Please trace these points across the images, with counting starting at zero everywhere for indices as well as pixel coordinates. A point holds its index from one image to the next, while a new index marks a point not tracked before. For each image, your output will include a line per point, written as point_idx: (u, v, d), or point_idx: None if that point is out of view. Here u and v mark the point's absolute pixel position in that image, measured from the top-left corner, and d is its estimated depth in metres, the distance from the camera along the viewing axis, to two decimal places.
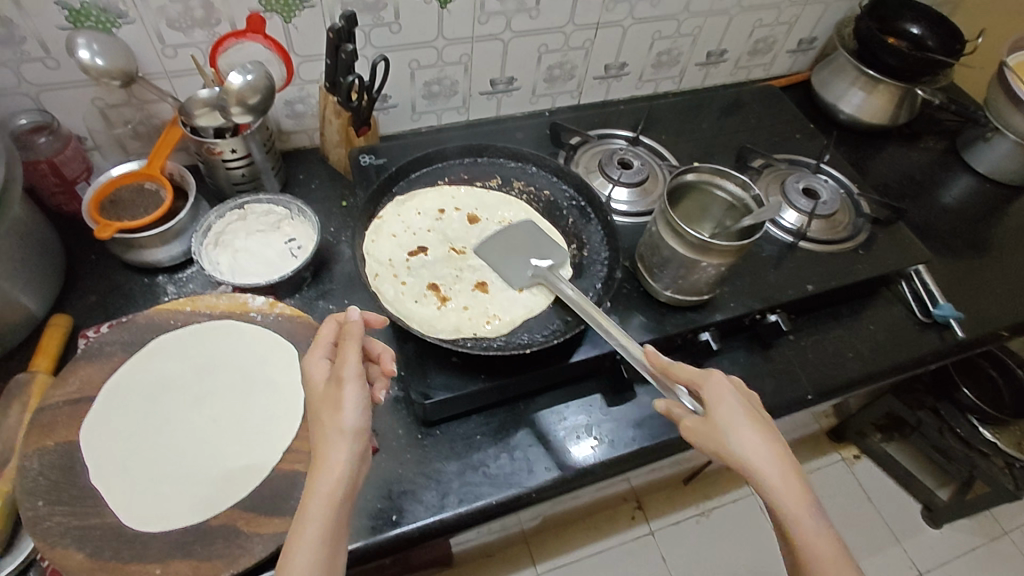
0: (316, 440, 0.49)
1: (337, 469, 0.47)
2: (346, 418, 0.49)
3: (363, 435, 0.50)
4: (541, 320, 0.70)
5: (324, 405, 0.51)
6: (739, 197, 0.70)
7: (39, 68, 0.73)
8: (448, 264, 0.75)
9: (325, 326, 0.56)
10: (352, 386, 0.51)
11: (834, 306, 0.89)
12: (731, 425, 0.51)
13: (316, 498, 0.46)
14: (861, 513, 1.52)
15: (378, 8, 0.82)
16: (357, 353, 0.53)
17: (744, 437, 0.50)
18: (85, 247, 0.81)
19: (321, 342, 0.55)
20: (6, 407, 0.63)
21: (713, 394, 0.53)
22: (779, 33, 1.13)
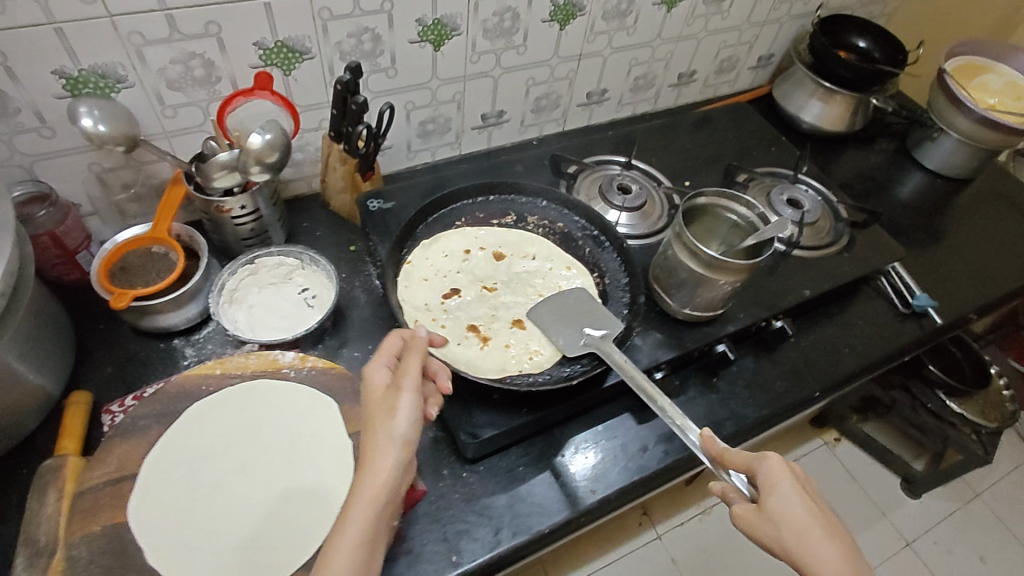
0: (367, 443, 0.53)
1: (385, 469, 0.51)
2: (397, 426, 0.53)
3: (410, 444, 0.53)
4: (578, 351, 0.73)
5: (378, 408, 0.54)
6: (745, 217, 0.76)
7: (33, 138, 0.70)
8: (481, 304, 0.76)
9: (392, 337, 0.59)
10: (408, 396, 0.54)
11: (826, 305, 0.96)
12: (784, 519, 0.50)
13: (359, 497, 0.49)
14: (848, 493, 1.60)
15: (375, 54, 0.83)
16: (416, 367, 0.57)
17: (797, 533, 0.49)
18: (92, 317, 0.79)
19: (387, 351, 0.59)
20: (40, 496, 0.60)
21: (766, 482, 0.52)
22: (741, 52, 1.21)
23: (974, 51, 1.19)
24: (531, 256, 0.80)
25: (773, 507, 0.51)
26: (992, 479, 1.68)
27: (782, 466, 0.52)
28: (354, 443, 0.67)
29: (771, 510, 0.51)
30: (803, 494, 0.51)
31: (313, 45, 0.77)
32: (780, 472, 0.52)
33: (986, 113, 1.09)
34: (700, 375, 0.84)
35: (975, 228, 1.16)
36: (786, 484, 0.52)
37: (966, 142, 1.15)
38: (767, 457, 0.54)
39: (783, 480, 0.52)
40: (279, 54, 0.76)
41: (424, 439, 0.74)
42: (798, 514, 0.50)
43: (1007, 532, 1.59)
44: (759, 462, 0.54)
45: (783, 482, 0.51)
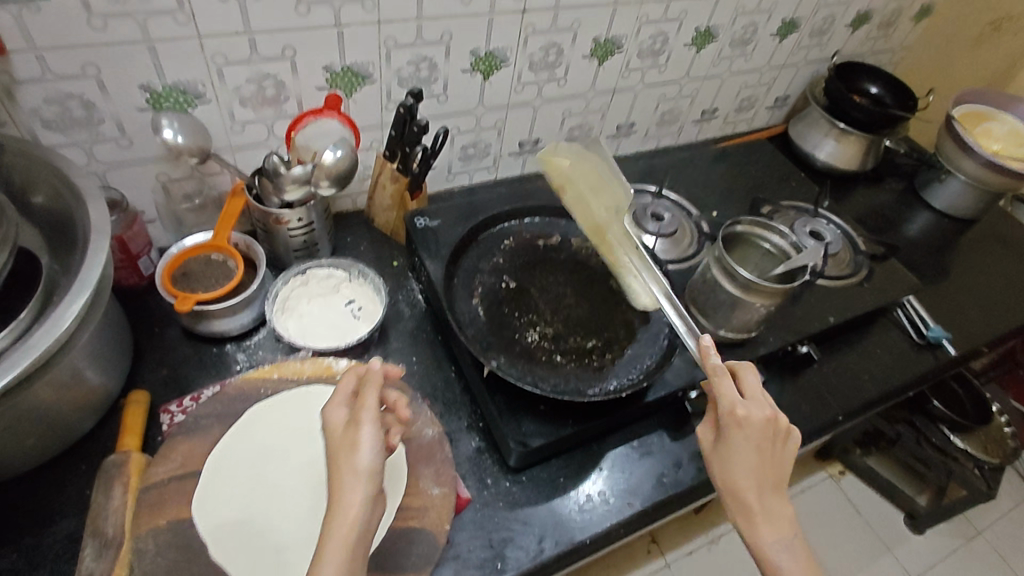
0: (333, 479, 0.52)
1: (354, 507, 0.51)
2: (361, 460, 0.52)
3: (375, 477, 0.53)
4: (633, 359, 0.76)
5: (341, 445, 0.54)
6: (779, 246, 0.81)
7: (111, 147, 0.74)
8: (546, 306, 0.80)
9: (345, 375, 0.59)
10: (368, 429, 0.54)
11: (846, 334, 1.00)
12: (743, 429, 0.60)
13: (333, 538, 0.49)
14: (850, 527, 1.59)
15: (430, 81, 0.88)
16: (375, 398, 0.56)
17: (744, 474, 0.60)
18: (148, 320, 0.82)
19: (342, 390, 0.58)
20: (107, 490, 0.62)
21: (749, 425, 0.60)
22: (760, 92, 1.27)
23: (978, 100, 1.27)
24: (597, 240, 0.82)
25: (745, 419, 0.60)
26: (994, 515, 1.69)
27: (765, 423, 0.59)
28: (407, 447, 0.69)
29: (735, 447, 0.61)
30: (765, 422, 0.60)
31: (375, 70, 0.82)
32: (754, 399, 0.62)
33: (991, 157, 1.16)
34: None
35: (981, 266, 1.21)
36: (754, 408, 0.61)
37: (972, 185, 1.22)
38: (763, 408, 0.61)
39: (754, 405, 0.61)
40: (344, 78, 0.81)
41: (468, 448, 0.77)
42: (752, 461, 0.60)
43: (1009, 568, 1.59)
44: (753, 407, 0.61)
45: (755, 406, 0.61)
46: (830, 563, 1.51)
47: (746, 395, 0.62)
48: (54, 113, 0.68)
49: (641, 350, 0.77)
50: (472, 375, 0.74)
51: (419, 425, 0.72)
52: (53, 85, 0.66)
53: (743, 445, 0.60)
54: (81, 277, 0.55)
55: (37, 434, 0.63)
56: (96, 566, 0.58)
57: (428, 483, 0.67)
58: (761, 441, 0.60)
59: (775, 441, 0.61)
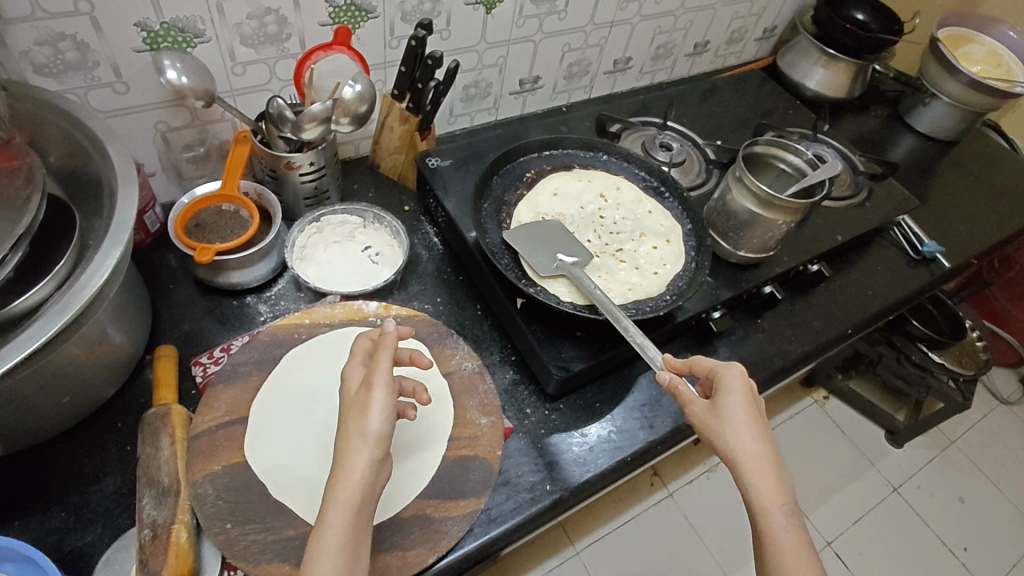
0: (340, 439, 0.49)
1: (357, 470, 0.47)
2: (370, 422, 0.49)
3: (386, 441, 0.50)
4: (669, 281, 0.77)
5: (351, 408, 0.50)
6: (795, 165, 0.83)
7: (107, 94, 0.70)
8: (579, 235, 0.82)
9: (361, 336, 0.57)
10: (379, 390, 0.50)
11: (847, 253, 1.03)
12: (730, 415, 0.54)
13: (336, 499, 0.47)
14: (836, 445, 1.67)
15: (432, 16, 0.85)
16: (389, 358, 0.53)
17: (738, 432, 0.53)
18: (161, 277, 0.79)
19: (359, 350, 0.56)
20: (154, 441, 0.60)
21: (726, 385, 0.56)
22: (749, 24, 1.27)
23: (957, 22, 1.30)
24: (620, 191, 0.86)
25: (728, 404, 0.54)
26: (967, 427, 1.79)
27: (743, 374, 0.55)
28: (449, 381, 0.71)
29: (722, 409, 0.54)
30: (751, 402, 0.55)
31: (378, 4, 0.79)
32: (734, 383, 0.56)
33: (974, 76, 1.19)
34: (746, 317, 0.91)
35: (964, 186, 1.26)
36: (737, 391, 0.55)
37: (955, 106, 1.25)
38: (733, 365, 0.57)
39: (737, 386, 0.55)
40: (347, 12, 0.77)
41: (504, 381, 0.78)
42: (741, 419, 0.54)
43: (980, 473, 1.70)
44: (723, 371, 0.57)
45: (737, 388, 0.55)
46: (818, 479, 1.60)
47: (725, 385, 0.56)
48: (47, 55, 0.64)
49: (675, 271, 0.78)
50: (506, 307, 0.74)
51: (458, 359, 0.72)
52: (44, 24, 0.62)
53: (724, 405, 0.55)
54: (116, 218, 0.53)
55: (70, 392, 0.61)
56: (159, 512, 0.56)
57: (474, 414, 0.68)
58: (745, 398, 0.55)
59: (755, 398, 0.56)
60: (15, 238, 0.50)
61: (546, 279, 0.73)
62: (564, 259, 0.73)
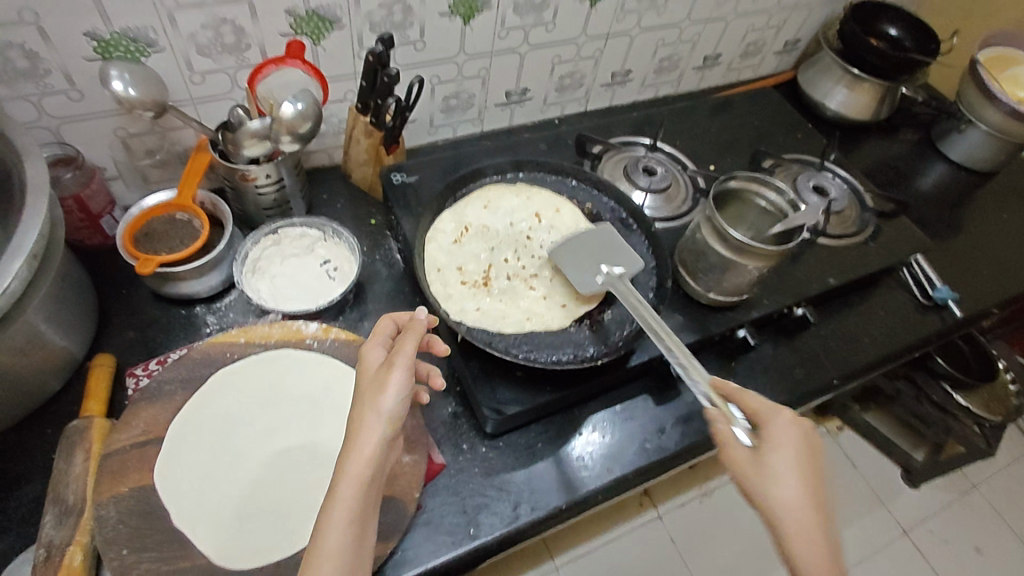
0: (353, 417, 0.51)
1: (370, 446, 0.49)
2: (385, 400, 0.50)
3: (397, 421, 0.51)
4: (608, 325, 0.74)
5: (369, 385, 0.52)
6: (774, 203, 0.76)
7: (61, 100, 0.70)
8: (498, 254, 0.81)
9: (384, 321, 0.59)
10: (399, 370, 0.52)
11: (847, 293, 0.94)
12: (777, 468, 0.51)
13: (347, 473, 0.48)
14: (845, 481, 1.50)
15: (404, 26, 0.82)
16: (413, 344, 0.54)
17: (783, 484, 0.50)
18: (115, 282, 0.79)
19: (381, 335, 0.58)
20: (69, 456, 0.61)
21: (777, 437, 0.53)
22: (768, 36, 1.19)
23: (1005, 42, 1.18)
24: (560, 213, 0.83)
25: (772, 455, 0.52)
26: (993, 473, 1.64)
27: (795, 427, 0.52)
28: None
29: (768, 464, 0.52)
30: (802, 454, 0.52)
31: (344, 15, 0.76)
32: (787, 430, 0.54)
33: (1017, 106, 1.07)
34: (719, 360, 0.84)
35: (997, 223, 1.14)
36: (789, 440, 0.53)
37: (994, 136, 1.14)
38: (783, 413, 0.55)
39: (790, 436, 0.53)
40: (309, 22, 0.75)
41: (443, 414, 0.75)
42: (789, 471, 0.51)
43: (1000, 520, 1.55)
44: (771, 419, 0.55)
45: (788, 437, 0.53)
46: None
47: (775, 434, 0.54)
48: None
49: (619, 316, 0.74)
50: (448, 341, 0.72)
51: None
52: None
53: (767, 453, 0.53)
54: (15, 241, 0.53)
55: None
56: (57, 533, 0.57)
57: (397, 451, 0.66)
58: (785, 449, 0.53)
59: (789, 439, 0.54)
60: None
61: (444, 297, 0.74)
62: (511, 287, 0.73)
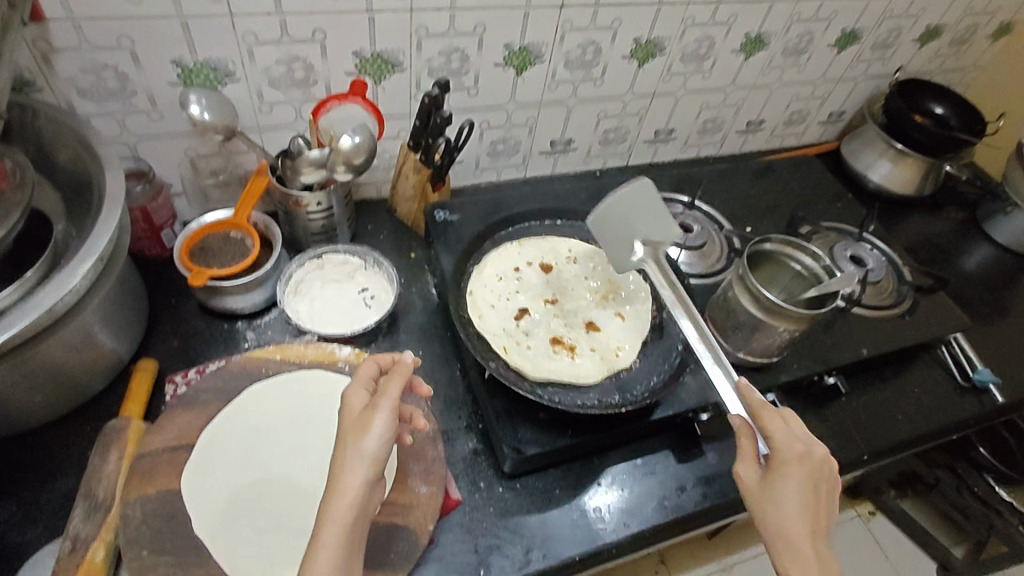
0: (336, 458, 0.52)
1: (353, 490, 0.50)
2: (369, 443, 0.51)
3: (380, 462, 0.52)
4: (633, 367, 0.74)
5: (352, 428, 0.53)
6: (808, 267, 0.78)
7: (143, 119, 0.76)
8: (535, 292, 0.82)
9: (368, 362, 0.59)
10: (381, 413, 0.53)
11: (880, 368, 0.93)
12: (782, 503, 0.52)
13: (330, 518, 0.49)
14: (876, 573, 1.31)
15: (461, 73, 0.87)
16: (397, 387, 0.55)
17: (784, 513, 0.52)
18: (166, 291, 0.83)
19: (364, 376, 0.58)
20: (104, 453, 0.63)
21: (789, 465, 0.53)
22: (812, 106, 1.21)
23: None
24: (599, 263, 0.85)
25: (780, 487, 0.53)
26: None
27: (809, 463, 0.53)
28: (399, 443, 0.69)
29: (779, 491, 0.52)
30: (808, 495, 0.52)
31: (405, 59, 0.81)
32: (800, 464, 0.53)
33: None
34: None
35: None
36: (798, 475, 0.53)
37: None
38: (810, 448, 0.54)
39: (799, 473, 0.53)
40: (373, 64, 0.80)
41: (463, 450, 0.75)
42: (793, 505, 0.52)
43: None
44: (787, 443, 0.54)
45: (798, 472, 0.53)
46: None
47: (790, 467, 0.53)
48: (90, 82, 0.70)
49: (649, 365, 0.74)
50: (474, 377, 0.73)
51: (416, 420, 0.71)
52: (89, 55, 0.68)
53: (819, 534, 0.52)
54: (89, 243, 0.58)
55: (44, 392, 0.64)
56: (84, 527, 0.59)
57: (415, 481, 0.67)
58: (802, 510, 0.52)
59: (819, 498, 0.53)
60: None
61: (482, 322, 0.75)
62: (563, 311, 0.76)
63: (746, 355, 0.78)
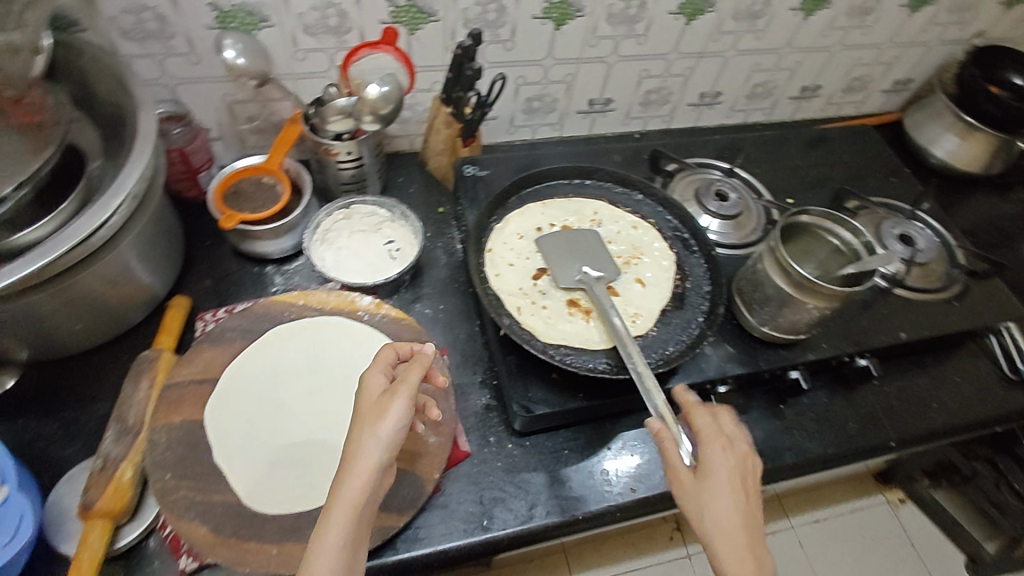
0: (352, 441, 0.52)
1: (365, 472, 0.50)
2: (384, 426, 0.52)
3: (394, 447, 0.52)
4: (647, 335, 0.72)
5: (369, 411, 0.53)
6: (847, 242, 0.74)
7: (181, 63, 0.77)
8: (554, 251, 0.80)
9: (386, 349, 0.59)
10: (400, 398, 0.53)
11: (919, 354, 0.88)
12: (714, 500, 0.52)
13: (341, 499, 0.49)
14: (899, 560, 1.28)
15: (498, 25, 0.84)
16: (418, 373, 0.55)
17: (716, 509, 0.52)
18: (202, 232, 0.86)
19: (382, 361, 0.58)
20: (136, 381, 0.67)
21: (714, 459, 0.55)
22: (876, 72, 1.12)
23: None
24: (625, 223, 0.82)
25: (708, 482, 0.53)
26: None
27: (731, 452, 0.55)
28: None
29: (708, 486, 0.53)
30: (734, 489, 0.53)
31: (440, 8, 0.80)
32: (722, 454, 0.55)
33: None
34: (765, 401, 0.80)
35: None
36: (723, 470, 0.54)
37: None
38: (721, 440, 0.56)
39: (723, 465, 0.54)
40: (407, 13, 0.79)
41: (477, 404, 0.76)
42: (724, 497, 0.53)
43: None
44: (711, 443, 0.56)
45: (722, 464, 0.54)
46: None
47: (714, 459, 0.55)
48: (131, 23, 0.72)
49: (666, 334, 0.72)
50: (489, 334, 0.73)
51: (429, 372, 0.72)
52: None
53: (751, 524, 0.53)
54: (119, 181, 0.60)
55: (84, 320, 0.68)
56: (114, 447, 0.62)
57: (425, 430, 0.68)
58: (734, 503, 0.52)
59: (744, 488, 0.54)
60: (28, 180, 0.57)
61: (498, 283, 0.74)
62: (588, 273, 0.74)
63: (770, 331, 0.75)
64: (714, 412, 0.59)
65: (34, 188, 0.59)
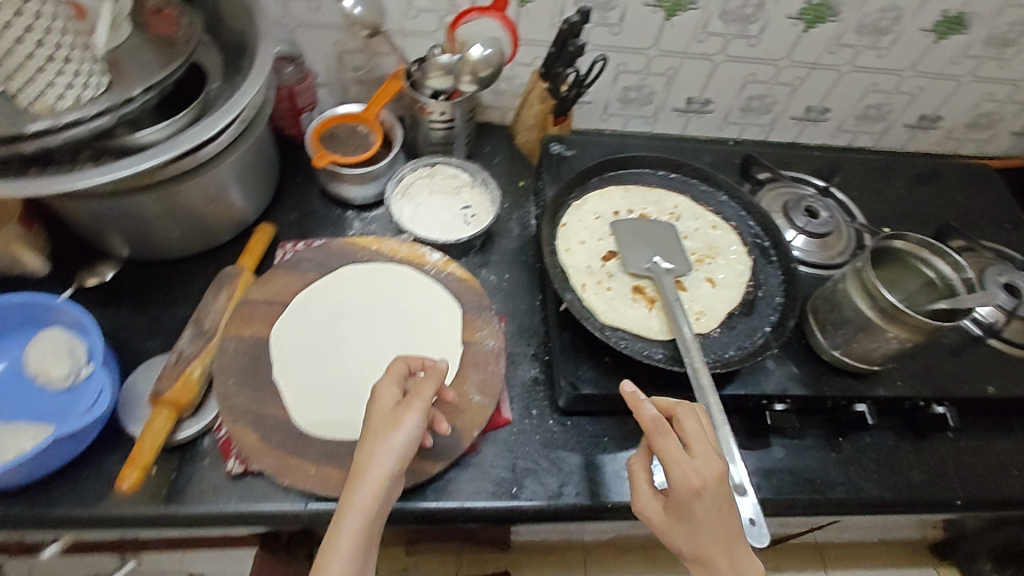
0: (364, 451, 0.54)
1: (377, 482, 0.52)
2: (399, 438, 0.54)
3: (406, 457, 0.54)
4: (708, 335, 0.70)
5: (384, 422, 0.55)
6: (944, 277, 0.69)
7: (303, 6, 0.82)
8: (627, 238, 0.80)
9: (400, 360, 0.60)
10: (416, 412, 0.55)
11: (1008, 415, 0.80)
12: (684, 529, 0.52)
13: (352, 508, 0.51)
14: None
15: (607, 7, 0.84)
16: (432, 387, 0.57)
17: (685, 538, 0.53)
18: (295, 170, 0.91)
19: (397, 372, 0.59)
20: (216, 291, 0.71)
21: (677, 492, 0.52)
22: (1007, 111, 1.04)
23: None
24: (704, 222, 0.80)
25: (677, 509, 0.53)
26: None
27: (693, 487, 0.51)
28: (465, 349, 0.72)
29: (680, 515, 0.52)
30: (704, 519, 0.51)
31: None
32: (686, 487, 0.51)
33: None
34: (824, 431, 0.75)
35: None
36: (689, 501, 0.51)
37: None
38: (684, 472, 0.51)
39: (689, 498, 0.51)
40: None
41: (524, 375, 0.77)
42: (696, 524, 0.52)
43: None
44: (674, 472, 0.52)
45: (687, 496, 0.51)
46: None
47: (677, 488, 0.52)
48: None
49: (728, 338, 0.70)
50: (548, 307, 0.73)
51: (484, 334, 0.73)
52: None
53: (736, 541, 0.52)
54: (236, 98, 0.64)
55: (181, 229, 0.74)
56: (188, 346, 0.67)
57: (471, 388, 0.69)
58: (704, 529, 0.52)
59: (720, 511, 0.51)
60: (154, 86, 0.63)
61: (565, 258, 0.75)
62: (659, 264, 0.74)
63: (840, 356, 0.72)
64: (689, 426, 0.54)
65: (159, 96, 0.65)
